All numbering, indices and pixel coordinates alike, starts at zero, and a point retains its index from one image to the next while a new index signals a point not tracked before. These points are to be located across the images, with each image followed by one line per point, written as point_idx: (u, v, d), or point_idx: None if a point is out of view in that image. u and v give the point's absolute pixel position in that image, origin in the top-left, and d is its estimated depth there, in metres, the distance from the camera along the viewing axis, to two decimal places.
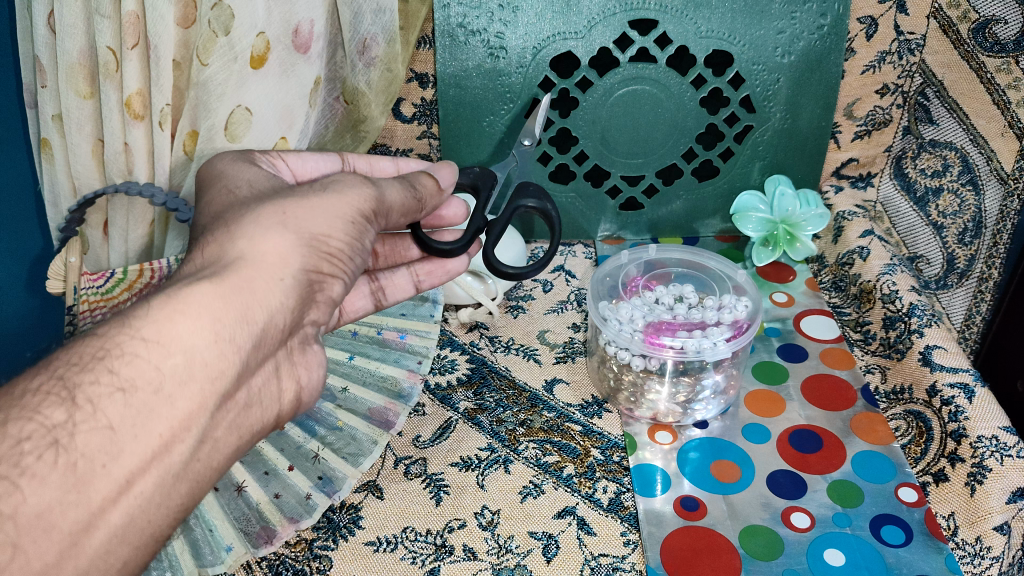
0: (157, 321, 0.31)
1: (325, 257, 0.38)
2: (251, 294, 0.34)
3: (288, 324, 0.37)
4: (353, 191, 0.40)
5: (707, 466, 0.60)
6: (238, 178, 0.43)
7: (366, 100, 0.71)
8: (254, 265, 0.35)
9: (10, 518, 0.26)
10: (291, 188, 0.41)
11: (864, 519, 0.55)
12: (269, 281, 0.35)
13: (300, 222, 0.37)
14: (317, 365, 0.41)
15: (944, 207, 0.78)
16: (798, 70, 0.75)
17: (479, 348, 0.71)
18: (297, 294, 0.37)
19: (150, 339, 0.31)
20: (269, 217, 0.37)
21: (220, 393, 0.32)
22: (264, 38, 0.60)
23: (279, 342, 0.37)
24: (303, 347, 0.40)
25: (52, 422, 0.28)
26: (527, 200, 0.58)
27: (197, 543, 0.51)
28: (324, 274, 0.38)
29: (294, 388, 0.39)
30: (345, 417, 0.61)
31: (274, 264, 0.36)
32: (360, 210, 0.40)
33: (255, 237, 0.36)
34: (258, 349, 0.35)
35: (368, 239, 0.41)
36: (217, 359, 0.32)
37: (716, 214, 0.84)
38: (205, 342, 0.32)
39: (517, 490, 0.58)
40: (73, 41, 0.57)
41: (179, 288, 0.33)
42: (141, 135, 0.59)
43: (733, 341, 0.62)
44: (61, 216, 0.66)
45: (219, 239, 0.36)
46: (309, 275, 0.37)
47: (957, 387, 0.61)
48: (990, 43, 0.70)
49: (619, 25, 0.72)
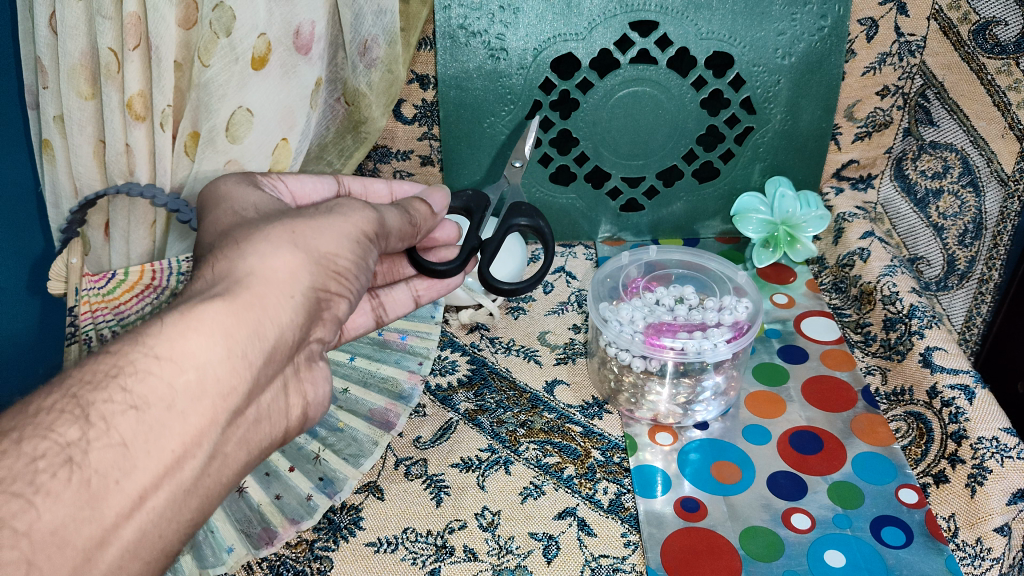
0: (170, 338, 0.31)
1: (332, 270, 0.38)
2: (262, 308, 0.35)
3: (297, 339, 0.37)
4: (356, 214, 0.41)
5: (707, 467, 0.60)
6: (245, 202, 0.42)
7: (366, 101, 0.71)
8: (265, 282, 0.35)
9: (24, 536, 0.26)
10: (296, 209, 0.41)
11: (864, 520, 0.55)
12: (280, 298, 0.36)
13: (310, 241, 0.38)
14: (324, 382, 0.41)
15: (945, 208, 0.78)
16: (798, 71, 0.75)
17: (480, 350, 0.71)
18: (306, 311, 0.37)
19: (163, 356, 0.31)
20: (279, 235, 0.37)
21: (232, 408, 0.33)
22: (265, 39, 0.61)
23: (290, 356, 0.37)
24: (309, 364, 0.40)
25: (66, 439, 0.28)
26: (519, 218, 0.59)
27: (199, 544, 0.52)
28: (332, 292, 0.39)
29: (301, 405, 0.39)
30: (346, 418, 0.61)
31: (284, 280, 0.36)
32: (364, 232, 0.41)
33: (265, 255, 0.36)
34: (270, 363, 0.35)
35: (372, 259, 0.42)
36: (229, 375, 0.32)
37: (716, 215, 0.84)
38: (217, 357, 0.32)
39: (518, 491, 0.58)
40: (75, 42, 0.57)
41: (192, 305, 0.33)
42: (142, 137, 0.59)
43: (734, 342, 0.62)
44: (61, 217, 0.66)
45: (229, 256, 0.36)
46: (317, 293, 0.38)
47: (957, 388, 0.61)
48: (991, 45, 0.70)
49: (619, 27, 0.72)
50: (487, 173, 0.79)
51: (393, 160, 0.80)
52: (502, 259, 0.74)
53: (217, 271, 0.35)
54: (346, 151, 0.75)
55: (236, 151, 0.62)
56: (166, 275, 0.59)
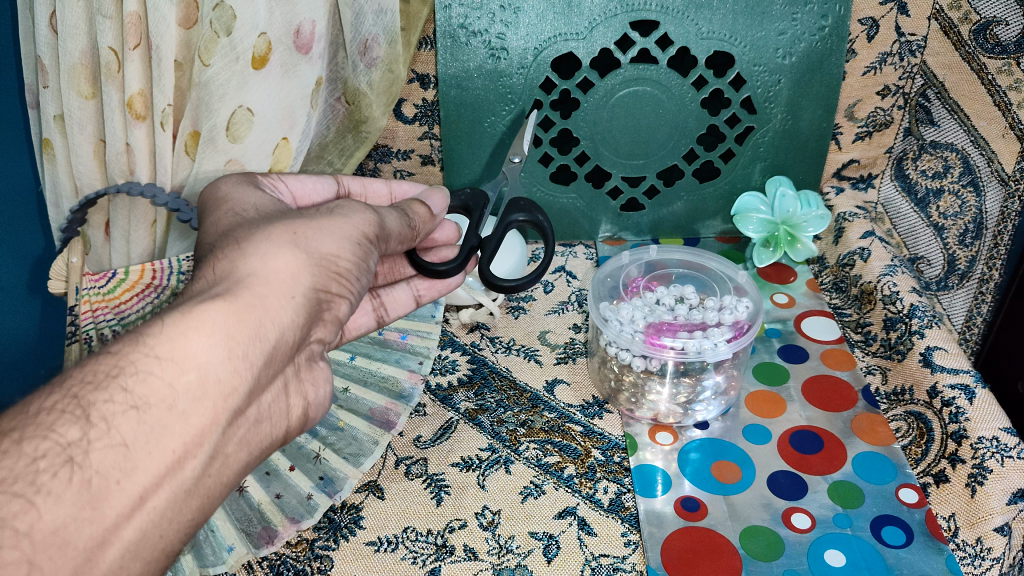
0: (171, 338, 0.31)
1: (334, 271, 0.38)
2: (263, 309, 0.35)
3: (298, 341, 0.37)
4: (356, 215, 0.41)
5: (707, 467, 0.60)
6: (245, 203, 0.42)
7: (366, 101, 0.71)
8: (266, 283, 0.35)
9: (25, 535, 0.26)
10: (296, 211, 0.41)
11: (864, 520, 0.55)
12: (281, 299, 0.35)
13: (311, 242, 0.38)
14: (325, 382, 0.41)
15: (945, 208, 0.78)
16: (798, 71, 0.75)
17: (480, 349, 0.71)
18: (307, 312, 0.37)
19: (163, 357, 0.31)
20: (280, 236, 0.37)
21: (233, 408, 0.33)
22: (265, 39, 0.60)
23: (290, 357, 0.37)
24: (309, 364, 0.40)
25: (67, 440, 0.28)
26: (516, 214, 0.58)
27: (199, 543, 0.52)
28: (333, 294, 0.39)
29: (302, 406, 0.39)
30: (345, 417, 0.62)
31: (285, 281, 0.36)
32: (365, 233, 0.41)
33: (266, 255, 0.36)
34: (271, 365, 0.35)
35: (372, 261, 0.41)
36: (230, 376, 0.32)
37: (717, 215, 0.84)
38: (218, 358, 0.32)
39: (518, 490, 0.58)
40: (76, 42, 0.57)
41: (192, 305, 0.33)
42: (142, 136, 0.59)
43: (734, 341, 0.62)
44: (61, 216, 0.66)
45: (230, 256, 0.36)
46: (318, 294, 0.37)
47: (957, 388, 0.61)
48: (992, 45, 0.70)
49: (619, 26, 0.72)
50: (488, 173, 0.79)
51: (394, 160, 0.80)
52: (502, 255, 0.74)
53: (218, 271, 0.35)
54: (346, 151, 0.75)
55: (236, 150, 0.62)
56: (166, 275, 0.60)
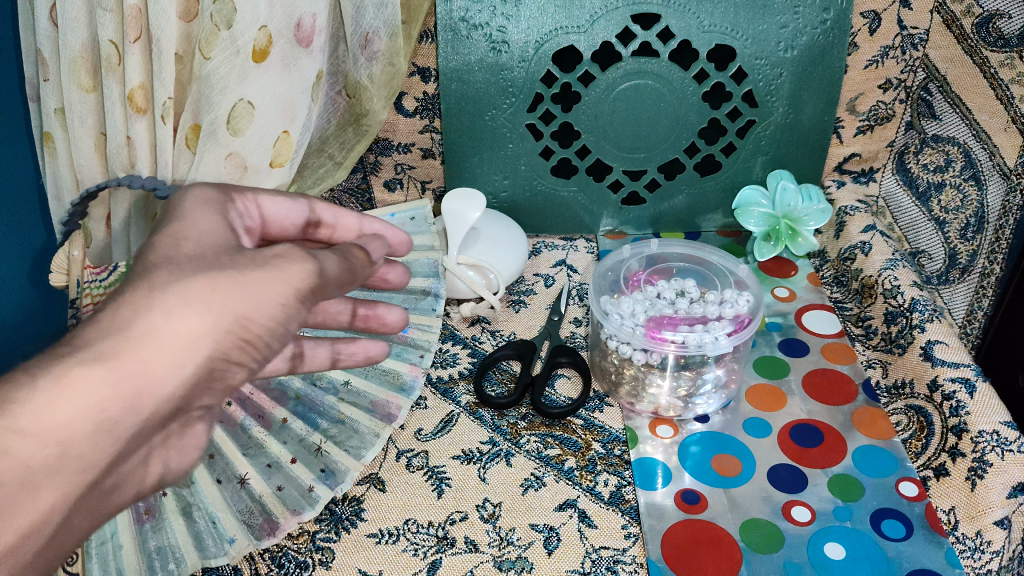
0: (39, 406, 0.27)
1: (241, 338, 0.32)
2: (146, 379, 0.29)
3: (177, 410, 0.31)
4: (294, 270, 0.34)
5: (707, 460, 0.60)
6: (190, 224, 0.35)
7: (368, 94, 0.71)
8: (155, 346, 0.30)
9: None
10: (237, 251, 0.35)
11: (864, 513, 0.55)
12: (166, 366, 0.30)
13: (227, 302, 0.32)
14: (199, 448, 0.35)
15: (947, 202, 0.78)
16: (800, 64, 0.75)
17: (481, 343, 0.71)
18: (195, 382, 0.31)
19: (25, 430, 0.27)
20: (194, 289, 0.31)
21: (89, 482, 0.29)
22: (266, 32, 0.60)
23: (161, 425, 0.32)
24: (183, 428, 0.34)
25: None
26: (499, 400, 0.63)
27: (200, 535, 0.51)
28: (232, 362, 0.33)
29: (161, 473, 0.34)
30: (347, 410, 0.61)
31: (179, 346, 0.30)
32: (298, 291, 0.34)
33: (172, 310, 0.30)
34: (143, 435, 0.30)
35: (297, 322, 0.35)
36: (91, 451, 0.28)
37: (718, 209, 0.84)
38: (88, 428, 0.28)
39: (519, 483, 0.58)
40: (76, 35, 0.57)
41: (63, 361, 0.28)
42: (143, 129, 0.60)
43: (735, 335, 0.61)
44: (63, 210, 0.66)
45: (132, 301, 0.30)
46: (214, 362, 0.32)
47: (958, 381, 0.61)
48: (994, 38, 0.70)
49: (621, 20, 0.72)
50: (490, 166, 0.79)
51: (395, 153, 0.80)
52: (501, 251, 0.74)
53: (109, 313, 0.30)
54: (346, 144, 0.75)
55: (238, 143, 0.62)
56: None
